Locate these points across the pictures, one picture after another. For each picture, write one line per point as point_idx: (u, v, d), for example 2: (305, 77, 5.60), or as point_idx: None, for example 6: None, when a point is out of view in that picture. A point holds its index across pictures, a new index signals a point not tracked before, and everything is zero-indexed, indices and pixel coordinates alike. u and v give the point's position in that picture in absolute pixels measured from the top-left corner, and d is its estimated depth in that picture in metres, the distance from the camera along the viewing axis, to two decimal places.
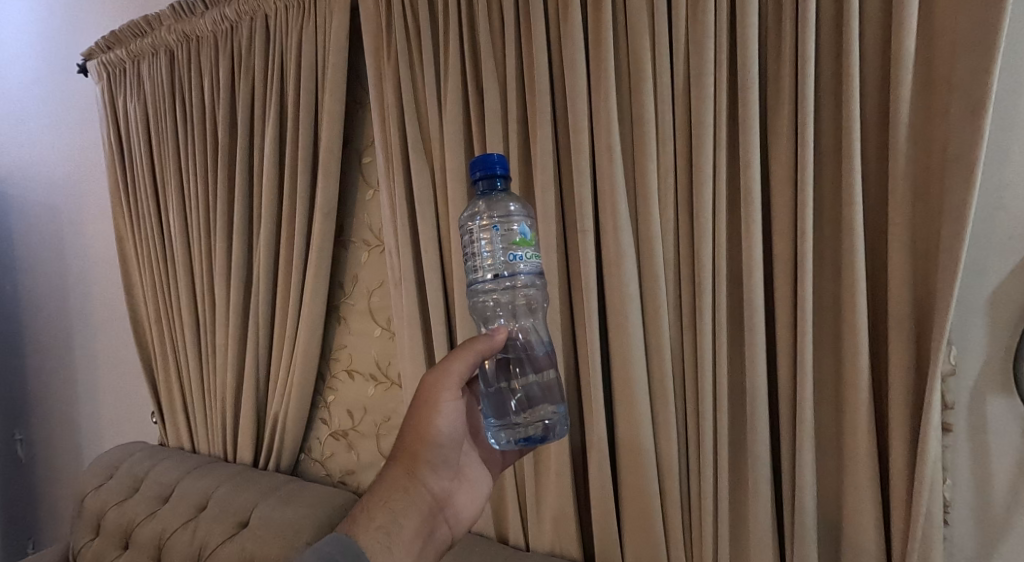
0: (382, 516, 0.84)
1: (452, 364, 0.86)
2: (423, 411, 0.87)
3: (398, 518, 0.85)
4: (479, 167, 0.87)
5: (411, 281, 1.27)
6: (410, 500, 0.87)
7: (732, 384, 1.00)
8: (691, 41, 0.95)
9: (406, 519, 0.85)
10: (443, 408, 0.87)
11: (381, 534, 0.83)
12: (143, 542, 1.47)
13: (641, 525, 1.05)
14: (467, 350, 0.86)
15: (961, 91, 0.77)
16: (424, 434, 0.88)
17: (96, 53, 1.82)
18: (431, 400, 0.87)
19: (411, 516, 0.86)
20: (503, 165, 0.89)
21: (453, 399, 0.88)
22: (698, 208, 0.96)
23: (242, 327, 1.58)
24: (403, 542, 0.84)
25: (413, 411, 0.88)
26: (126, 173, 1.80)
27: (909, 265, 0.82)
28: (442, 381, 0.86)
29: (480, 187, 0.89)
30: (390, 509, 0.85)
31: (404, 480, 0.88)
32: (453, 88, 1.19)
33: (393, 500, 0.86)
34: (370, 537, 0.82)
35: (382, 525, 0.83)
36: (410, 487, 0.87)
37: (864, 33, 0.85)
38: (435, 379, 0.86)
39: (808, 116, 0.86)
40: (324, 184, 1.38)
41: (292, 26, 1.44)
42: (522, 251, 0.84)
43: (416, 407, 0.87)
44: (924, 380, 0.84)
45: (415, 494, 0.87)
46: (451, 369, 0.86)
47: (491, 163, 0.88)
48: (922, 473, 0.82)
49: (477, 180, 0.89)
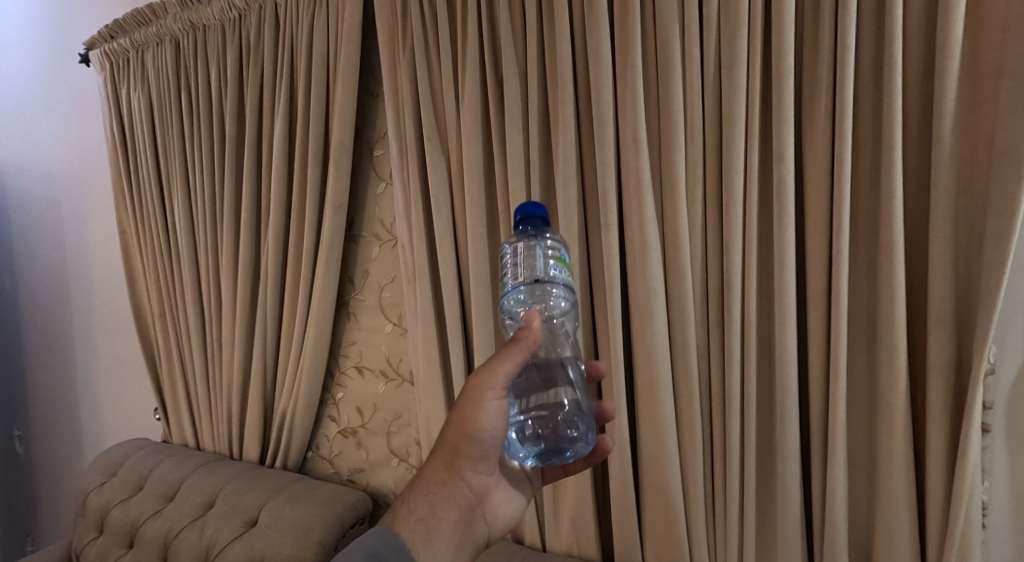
0: (420, 508, 0.80)
1: (498, 361, 0.80)
2: (467, 409, 0.80)
3: (437, 511, 0.80)
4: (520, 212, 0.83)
5: (425, 275, 1.24)
6: (449, 493, 0.82)
7: (761, 382, 0.98)
8: (724, 29, 0.93)
9: (445, 512, 0.81)
10: (488, 409, 0.81)
11: (420, 525, 0.79)
12: (149, 542, 1.44)
13: (664, 528, 1.02)
14: (512, 347, 0.80)
15: (1011, 82, 0.75)
16: (466, 431, 0.82)
17: (99, 42, 1.79)
18: (476, 399, 0.80)
19: (450, 509, 0.81)
20: (543, 212, 0.84)
21: (499, 398, 0.81)
22: (729, 201, 0.93)
23: (249, 322, 1.55)
24: (443, 534, 0.79)
25: (455, 410, 0.82)
26: (129, 164, 1.77)
27: (951, 262, 0.80)
28: (485, 383, 0.80)
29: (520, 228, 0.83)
30: (428, 501, 0.81)
31: (442, 473, 0.83)
32: (472, 79, 1.16)
33: (432, 493, 0.81)
34: (411, 529, 0.78)
35: (421, 516, 0.79)
36: (450, 481, 0.83)
37: (906, 23, 0.82)
38: (481, 376, 0.80)
39: (846, 108, 0.84)
40: (336, 176, 1.35)
41: (303, 15, 1.40)
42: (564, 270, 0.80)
43: (460, 408, 0.81)
44: (964, 379, 0.82)
45: (455, 487, 0.83)
46: (499, 369, 0.79)
47: (531, 206, 0.83)
48: (963, 476, 0.80)
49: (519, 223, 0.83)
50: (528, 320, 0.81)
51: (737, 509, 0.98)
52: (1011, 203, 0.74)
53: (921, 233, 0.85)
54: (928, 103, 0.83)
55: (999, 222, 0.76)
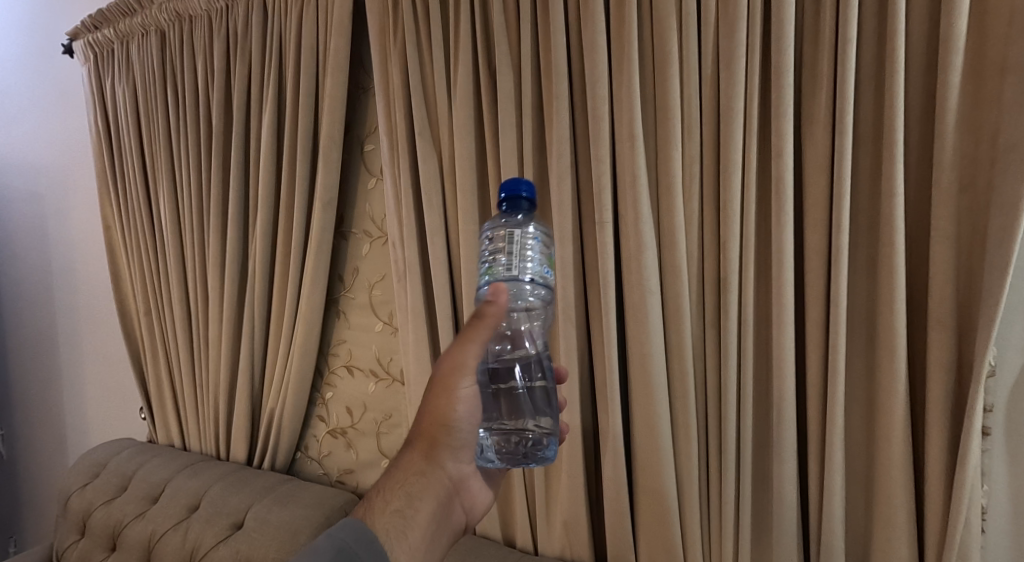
0: (396, 499, 0.77)
1: (464, 344, 0.78)
2: (440, 398, 0.79)
3: (414, 501, 0.77)
4: (507, 188, 0.80)
5: (417, 275, 1.21)
6: (427, 484, 0.79)
7: (756, 383, 0.96)
8: (722, 23, 0.91)
9: (422, 502, 0.78)
10: (461, 397, 0.79)
11: (397, 518, 0.75)
12: (131, 544, 1.41)
13: (659, 532, 1.00)
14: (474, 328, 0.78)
15: (1015, 77, 0.73)
16: (443, 423, 0.80)
17: (82, 33, 1.75)
18: (445, 378, 0.79)
19: (428, 499, 0.78)
20: (529, 188, 0.81)
21: (472, 384, 0.80)
22: (726, 199, 0.91)
23: (236, 320, 1.52)
24: (419, 526, 0.76)
25: (427, 398, 0.80)
26: (113, 158, 1.72)
27: (953, 261, 0.79)
28: (452, 374, 0.79)
29: (503, 208, 0.81)
30: (406, 492, 0.78)
31: (421, 463, 0.80)
32: (464, 70, 1.13)
33: (409, 483, 0.78)
34: (386, 521, 0.75)
35: (397, 508, 0.76)
36: (427, 470, 0.80)
37: (908, 18, 0.81)
38: (448, 360, 0.79)
39: (847, 104, 0.82)
40: (325, 172, 1.32)
41: (291, 6, 1.37)
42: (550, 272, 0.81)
43: (431, 394, 0.79)
44: (965, 379, 0.81)
45: (432, 478, 0.80)
46: (465, 355, 0.78)
47: (518, 184, 0.80)
48: (963, 480, 0.78)
49: (501, 202, 0.81)
50: (495, 294, 0.75)
51: (733, 513, 0.96)
52: (1015, 200, 0.73)
53: (923, 231, 0.84)
54: (931, 100, 0.82)
55: (1003, 219, 0.74)
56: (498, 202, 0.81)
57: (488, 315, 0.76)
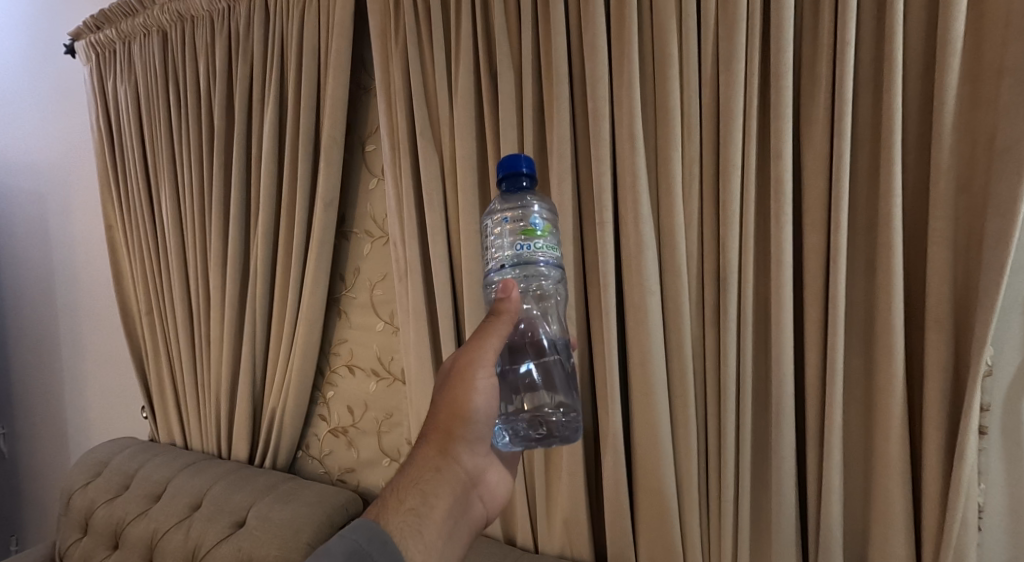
0: (411, 497, 0.77)
1: (486, 334, 0.81)
2: (460, 384, 0.80)
3: (429, 498, 0.77)
4: (506, 165, 0.83)
5: (418, 273, 1.21)
6: (442, 479, 0.79)
7: (755, 382, 0.97)
8: (722, 24, 0.91)
9: (438, 500, 0.78)
10: (479, 389, 0.81)
11: (411, 516, 0.75)
12: (133, 542, 1.41)
13: (659, 530, 1.01)
14: (492, 317, 0.82)
15: (1012, 79, 0.74)
16: (460, 413, 0.81)
17: (84, 33, 1.75)
18: (466, 371, 0.80)
19: (443, 495, 0.78)
20: (530, 166, 0.83)
21: (490, 376, 0.82)
22: (725, 199, 0.92)
23: (238, 319, 1.52)
24: (434, 523, 0.76)
25: (445, 393, 0.81)
26: (115, 157, 1.73)
27: (951, 262, 0.79)
28: (473, 365, 0.81)
29: (503, 187, 0.84)
30: (420, 490, 0.78)
31: (436, 459, 0.80)
32: (466, 71, 1.14)
33: (423, 481, 0.78)
34: (399, 520, 0.75)
35: (412, 507, 0.76)
36: (443, 466, 0.80)
37: (907, 19, 0.82)
38: (468, 353, 0.81)
39: (846, 104, 0.83)
40: (326, 172, 1.32)
41: (293, 8, 1.38)
42: (533, 241, 0.78)
43: (450, 388, 0.80)
44: (962, 379, 0.81)
45: (449, 473, 0.80)
46: (486, 345, 0.81)
47: (517, 161, 0.83)
48: (960, 479, 0.79)
49: (501, 180, 0.84)
50: (505, 291, 0.81)
51: (732, 511, 0.97)
52: (1011, 202, 0.74)
53: (921, 231, 0.85)
54: (929, 102, 0.82)
55: (1000, 219, 0.75)
56: (500, 179, 0.84)
57: (504, 304, 0.81)
